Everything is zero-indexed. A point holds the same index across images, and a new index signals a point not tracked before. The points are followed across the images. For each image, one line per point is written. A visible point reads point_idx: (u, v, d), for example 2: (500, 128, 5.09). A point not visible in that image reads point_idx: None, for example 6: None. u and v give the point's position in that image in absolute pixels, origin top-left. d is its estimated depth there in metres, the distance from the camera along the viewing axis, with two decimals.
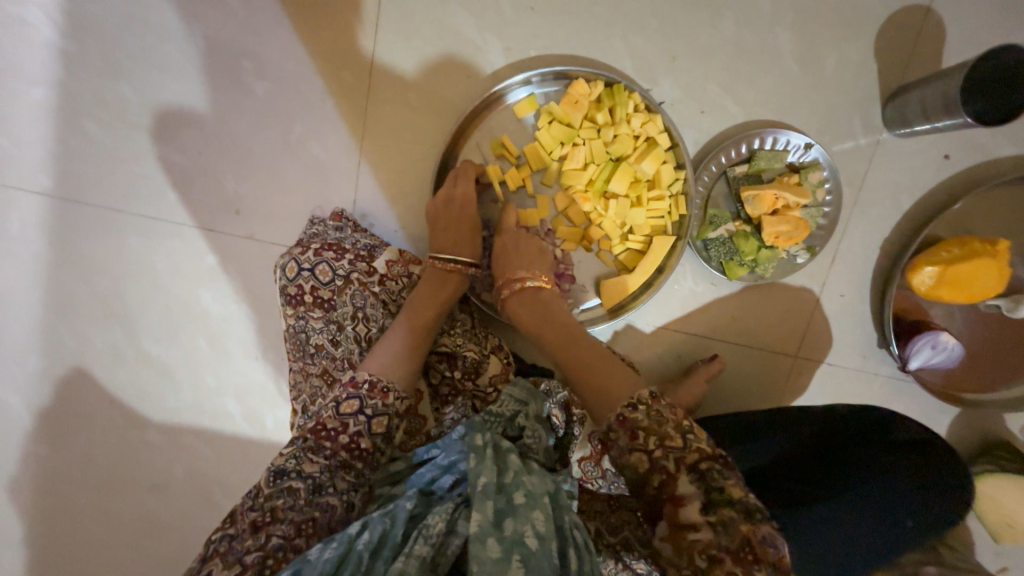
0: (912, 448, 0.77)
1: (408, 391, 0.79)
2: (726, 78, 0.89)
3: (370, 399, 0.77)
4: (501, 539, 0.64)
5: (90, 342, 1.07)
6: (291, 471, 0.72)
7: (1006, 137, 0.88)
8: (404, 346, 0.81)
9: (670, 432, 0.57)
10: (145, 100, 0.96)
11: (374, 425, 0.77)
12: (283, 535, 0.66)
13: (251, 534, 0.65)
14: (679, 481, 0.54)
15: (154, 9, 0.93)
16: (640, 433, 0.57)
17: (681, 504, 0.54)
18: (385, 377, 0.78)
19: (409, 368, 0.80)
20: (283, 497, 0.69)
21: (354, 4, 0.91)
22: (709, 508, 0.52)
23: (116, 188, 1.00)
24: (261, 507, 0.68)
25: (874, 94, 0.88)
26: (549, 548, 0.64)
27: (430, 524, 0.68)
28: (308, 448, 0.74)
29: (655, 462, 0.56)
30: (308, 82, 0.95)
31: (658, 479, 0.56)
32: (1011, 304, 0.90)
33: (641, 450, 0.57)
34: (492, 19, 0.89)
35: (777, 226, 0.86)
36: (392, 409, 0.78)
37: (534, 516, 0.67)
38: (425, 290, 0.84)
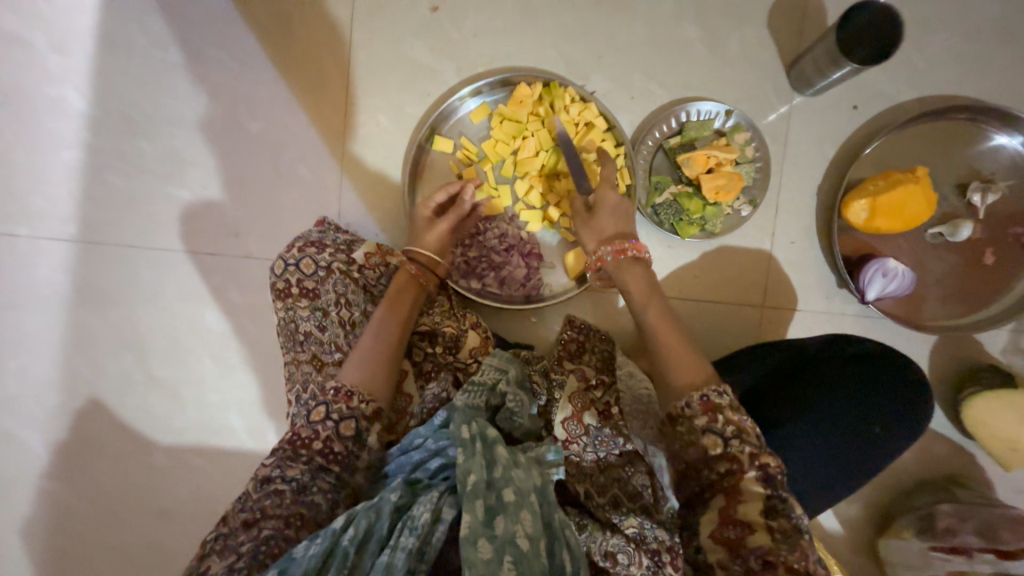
0: (871, 363, 0.79)
1: (374, 396, 0.84)
2: (648, 68, 1.03)
3: (335, 403, 0.82)
4: (492, 540, 0.67)
5: (105, 372, 1.16)
6: (274, 477, 0.77)
7: (904, 85, 0.99)
8: (370, 352, 0.86)
9: (748, 430, 0.69)
10: (156, 151, 1.12)
11: (342, 428, 0.81)
12: (274, 528, 0.72)
13: (244, 530, 0.73)
14: (747, 478, 0.68)
15: (165, 75, 1.12)
16: (721, 419, 0.70)
17: (742, 499, 0.67)
18: (348, 383, 0.83)
19: (376, 374, 0.85)
20: (270, 495, 0.75)
21: (329, 50, 1.09)
22: (769, 512, 0.67)
23: (132, 227, 1.14)
24: (250, 507, 0.75)
25: (779, 63, 1.01)
26: (538, 549, 0.69)
27: (416, 516, 0.70)
28: (285, 457, 0.79)
29: (726, 449, 0.69)
30: (295, 118, 1.11)
31: (724, 465, 0.70)
32: (950, 229, 0.95)
33: (716, 432, 0.70)
34: (443, 47, 1.06)
35: (715, 181, 0.95)
36: (358, 413, 0.82)
37: (523, 517, 0.69)
38: (393, 302, 0.91)
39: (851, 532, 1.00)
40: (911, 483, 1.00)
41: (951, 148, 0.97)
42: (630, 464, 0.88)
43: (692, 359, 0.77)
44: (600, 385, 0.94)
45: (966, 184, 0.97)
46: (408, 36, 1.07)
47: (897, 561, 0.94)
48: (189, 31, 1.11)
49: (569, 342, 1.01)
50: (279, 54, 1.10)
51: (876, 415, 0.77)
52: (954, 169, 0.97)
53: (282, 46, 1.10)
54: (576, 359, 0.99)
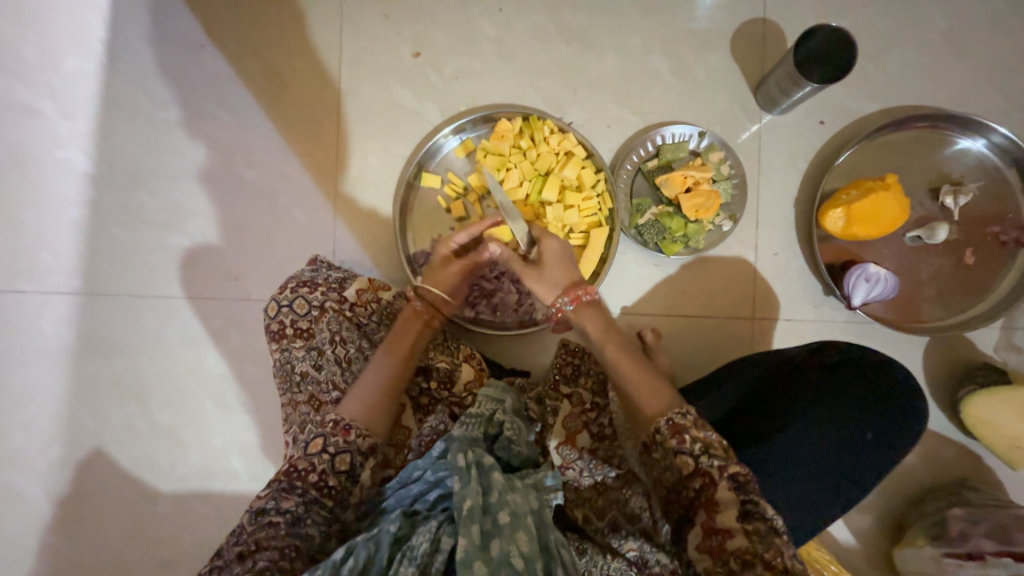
0: (848, 368, 0.80)
1: (370, 432, 0.84)
2: (622, 97, 1.08)
3: (332, 436, 0.82)
4: (488, 562, 0.69)
5: (108, 422, 1.17)
6: (269, 509, 0.78)
7: (867, 98, 1.04)
8: (372, 387, 0.88)
9: (714, 443, 0.73)
10: (158, 203, 1.17)
11: (337, 462, 0.82)
12: (269, 559, 0.73)
13: (238, 562, 0.73)
14: (717, 486, 0.71)
15: (166, 132, 1.18)
16: (689, 439, 0.74)
17: (717, 509, 0.70)
18: (347, 417, 0.84)
19: (376, 410, 0.86)
20: (265, 527, 0.77)
21: (319, 100, 1.15)
22: (744, 517, 0.69)
23: (135, 277, 1.17)
24: (244, 540, 0.76)
25: (745, 86, 1.07)
26: (532, 567, 0.71)
27: (414, 545, 0.74)
28: (279, 490, 0.79)
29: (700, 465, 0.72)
30: (289, 164, 1.16)
31: (698, 480, 0.72)
32: (927, 231, 0.97)
33: (687, 453, 0.74)
34: (427, 91, 1.13)
35: (694, 200, 0.98)
36: (354, 447, 0.83)
37: (518, 537, 0.73)
38: (397, 337, 0.93)
39: (865, 543, 0.98)
40: (921, 488, 0.99)
41: (919, 154, 1.01)
42: (628, 486, 0.87)
43: (651, 386, 0.82)
44: (595, 408, 0.97)
45: (938, 188, 1.00)
46: (394, 82, 1.13)
47: (913, 569, 0.92)
48: (188, 89, 1.18)
49: (565, 365, 1.03)
50: (272, 105, 1.16)
51: (861, 419, 0.76)
52: (925, 174, 1.00)
53: (276, 98, 1.16)
54: (573, 382, 1.00)
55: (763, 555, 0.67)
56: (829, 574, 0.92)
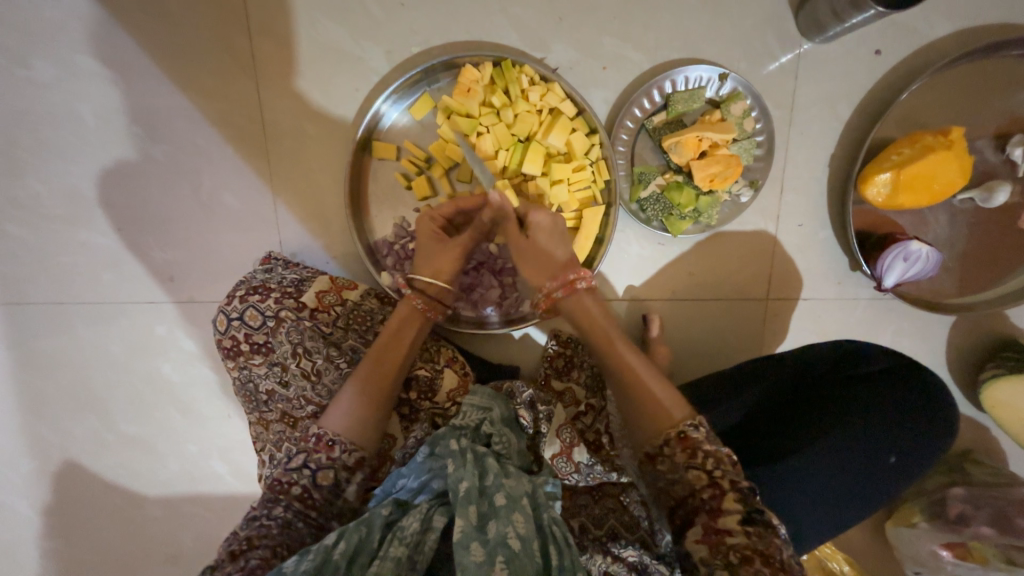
0: (880, 378, 0.72)
1: (359, 447, 0.72)
2: (622, 27, 0.83)
3: (314, 453, 0.70)
4: (484, 542, 0.62)
5: (72, 434, 1.09)
6: (261, 515, 0.67)
7: (936, 16, 0.81)
8: (358, 394, 0.74)
9: (726, 458, 0.61)
10: (56, 191, 0.96)
11: (320, 478, 0.70)
12: (262, 558, 0.62)
13: (229, 562, 0.61)
14: (726, 496, 0.58)
15: (38, 97, 0.92)
16: (700, 454, 0.61)
17: (720, 513, 0.58)
18: (330, 431, 0.71)
19: (364, 421, 0.73)
20: (255, 530, 0.65)
21: (230, 44, 0.89)
22: (746, 519, 0.57)
23: (54, 282, 1.00)
24: (236, 540, 0.64)
25: (782, 4, 0.82)
26: (531, 549, 0.64)
27: (404, 526, 0.67)
28: (266, 499, 0.69)
29: (710, 478, 0.60)
30: (204, 134, 0.92)
31: (708, 492, 0.59)
32: (983, 193, 0.81)
33: (699, 468, 0.61)
34: (368, 27, 0.87)
35: (708, 168, 0.79)
36: (338, 463, 0.71)
37: (515, 517, 0.66)
38: (387, 336, 0.78)
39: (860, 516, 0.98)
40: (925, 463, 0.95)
41: (990, 93, 0.80)
42: (626, 492, 0.83)
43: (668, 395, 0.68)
44: (591, 411, 0.90)
45: (1007, 136, 0.81)
46: (324, 17, 0.87)
47: (907, 550, 0.91)
48: (48, 37, 0.89)
49: (557, 358, 0.95)
50: (166, 55, 0.89)
51: (893, 437, 0.68)
52: (993, 119, 0.81)
53: (171, 43, 0.89)
54: (565, 377, 0.93)
55: (763, 551, 0.54)
56: (819, 552, 0.94)
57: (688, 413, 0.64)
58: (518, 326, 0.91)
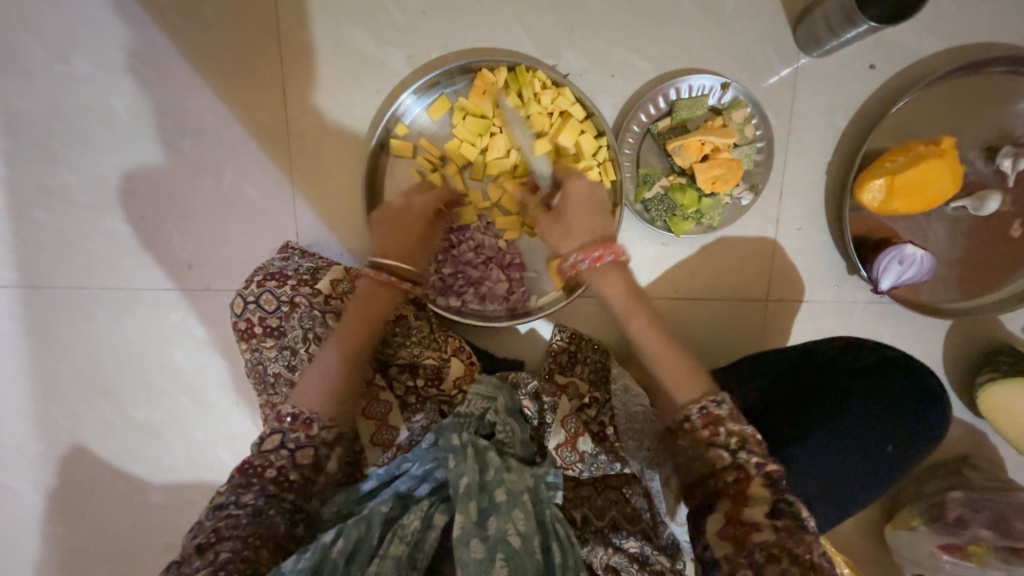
0: (879, 372, 0.75)
1: (338, 423, 0.73)
2: (630, 37, 0.88)
3: (291, 433, 0.70)
4: (484, 538, 0.64)
5: (81, 418, 1.10)
6: (228, 503, 0.66)
7: (927, 34, 0.86)
8: (331, 374, 0.74)
9: (752, 437, 0.63)
10: (85, 180, 1.00)
11: (299, 457, 0.70)
12: (232, 550, 0.61)
13: (198, 555, 0.62)
14: (752, 480, 0.59)
15: (75, 90, 0.97)
16: (723, 431, 0.63)
17: (747, 501, 0.59)
18: (306, 410, 0.72)
19: (339, 399, 0.74)
20: (222, 521, 0.65)
21: (259, 45, 0.94)
22: (773, 512, 0.57)
23: (76, 267, 1.04)
24: (205, 531, 0.64)
25: (781, 20, 0.87)
26: (531, 546, 0.65)
27: (406, 523, 0.68)
28: (237, 484, 0.67)
29: (735, 461, 0.61)
30: (230, 129, 0.97)
31: (731, 474, 0.61)
32: (976, 202, 0.85)
33: (721, 446, 0.62)
34: (391, 33, 0.92)
35: (710, 171, 0.83)
36: (318, 440, 0.71)
37: (515, 515, 0.67)
38: (357, 310, 0.79)
39: (858, 519, 0.98)
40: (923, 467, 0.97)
41: (979, 107, 0.85)
42: (628, 485, 0.84)
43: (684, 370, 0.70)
44: (594, 403, 0.91)
45: (996, 148, 0.85)
46: (349, 22, 0.92)
47: (905, 552, 0.91)
48: (89, 35, 0.95)
49: (561, 353, 0.97)
50: (199, 54, 0.95)
51: (885, 429, 0.71)
52: (982, 131, 0.85)
53: (204, 43, 0.94)
54: (568, 372, 0.96)
55: (791, 547, 0.55)
56: (819, 553, 0.94)
57: (708, 391, 0.67)
58: (524, 320, 0.93)
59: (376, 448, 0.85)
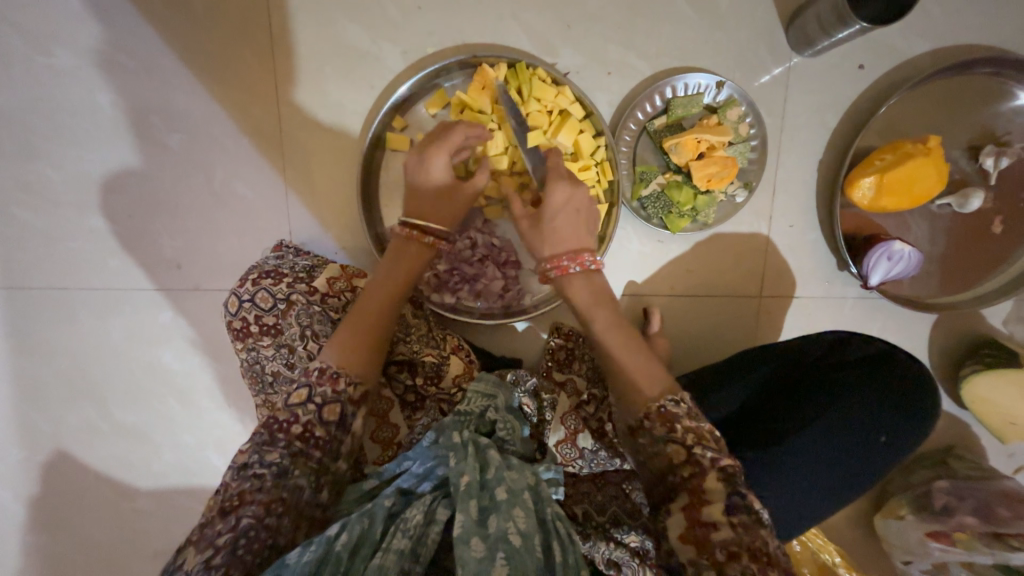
0: (871, 363, 0.77)
1: (365, 378, 0.71)
2: (625, 36, 0.89)
3: (319, 386, 0.67)
4: (485, 538, 0.62)
5: (64, 423, 1.07)
6: (253, 463, 0.64)
7: (914, 36, 0.88)
8: (357, 328, 0.73)
9: (708, 434, 0.62)
10: (68, 177, 0.97)
11: (326, 412, 0.67)
12: (253, 517, 0.61)
13: (221, 518, 0.61)
14: (707, 475, 0.59)
15: (57, 84, 0.94)
16: (679, 428, 0.63)
17: (705, 499, 0.58)
18: (334, 363, 0.69)
19: (365, 354, 0.72)
20: (248, 481, 0.63)
21: (250, 39, 0.92)
22: (730, 509, 0.57)
23: (58, 267, 1.00)
24: (229, 493, 0.63)
25: (774, 21, 0.88)
26: (532, 545, 0.64)
27: (408, 518, 0.67)
28: (261, 442, 0.65)
29: (690, 457, 0.61)
30: (219, 123, 0.95)
31: (687, 471, 0.61)
32: (959, 200, 0.88)
33: (676, 441, 0.62)
34: (386, 27, 0.91)
35: (707, 168, 0.84)
36: (345, 396, 0.69)
37: (516, 513, 0.66)
38: (384, 268, 0.79)
39: (849, 509, 1.01)
40: (910, 458, 0.99)
41: (963, 107, 0.87)
42: (627, 480, 0.86)
43: (643, 366, 0.70)
44: (592, 400, 0.91)
45: (979, 147, 0.88)
46: (343, 16, 0.91)
47: (895, 541, 0.94)
48: (71, 26, 0.92)
49: (558, 351, 0.97)
50: (188, 47, 0.93)
51: (877, 421, 0.73)
52: (965, 132, 0.88)
53: (193, 36, 0.92)
54: (566, 369, 0.95)
55: (748, 544, 0.56)
56: (813, 545, 0.97)
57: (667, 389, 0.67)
58: (520, 318, 0.94)
59: (376, 447, 0.86)
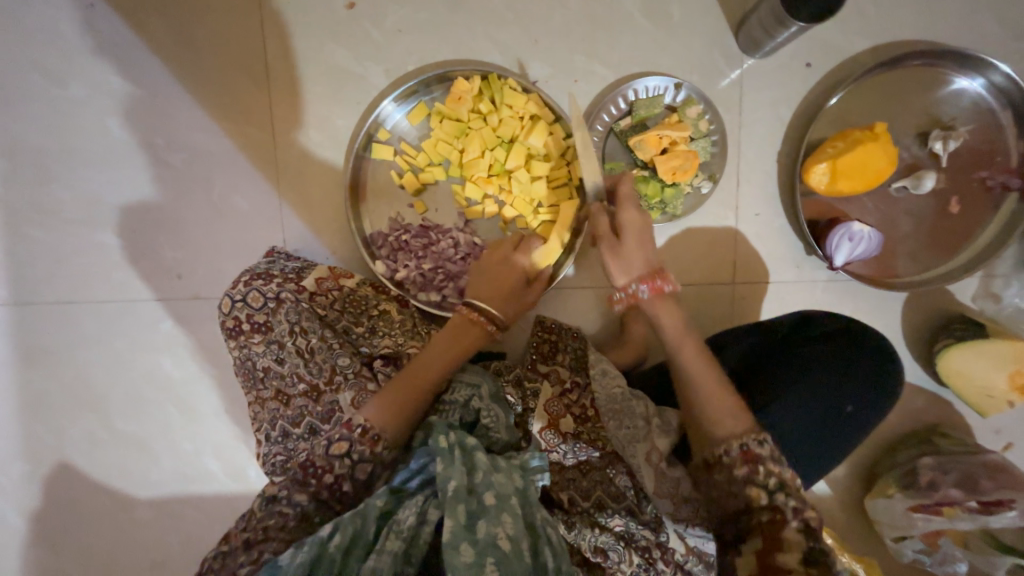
0: (837, 339, 0.80)
1: (397, 441, 0.79)
2: (588, 47, 0.97)
3: (359, 444, 0.76)
4: (474, 543, 0.64)
5: (67, 434, 1.10)
6: (281, 500, 0.74)
7: (855, 35, 0.95)
8: (410, 394, 0.79)
9: (791, 481, 0.65)
10: (78, 198, 1.04)
11: (359, 470, 0.77)
12: (274, 551, 0.69)
13: (244, 550, 0.69)
14: (787, 525, 0.62)
15: (71, 113, 1.02)
16: (762, 471, 0.65)
17: (781, 546, 0.61)
18: (376, 426, 0.77)
19: (408, 420, 0.79)
20: (273, 517, 0.73)
21: (247, 65, 1.01)
22: (808, 560, 0.60)
23: (66, 281, 1.06)
24: (252, 527, 0.72)
25: (724, 27, 0.96)
26: (521, 548, 0.66)
27: (400, 520, 0.68)
28: (294, 481, 0.76)
29: (771, 502, 0.64)
30: (219, 142, 1.03)
31: (767, 515, 0.63)
32: (913, 181, 0.92)
33: (758, 484, 0.65)
34: (370, 49, 0.99)
35: (669, 163, 0.90)
36: (377, 457, 0.78)
37: (504, 519, 0.68)
38: (447, 337, 0.83)
39: (839, 492, 1.01)
40: (896, 438, 1.00)
41: (908, 97, 0.93)
42: (611, 465, 0.85)
43: (729, 405, 0.70)
44: (575, 388, 0.93)
45: (927, 132, 0.93)
46: (331, 41, 1.00)
47: (884, 520, 0.94)
48: (85, 61, 1.01)
49: (541, 344, 0.99)
50: (191, 76, 1.01)
51: (841, 392, 0.76)
52: (913, 119, 0.93)
53: (195, 65, 1.01)
54: (550, 361, 0.97)
55: None
56: None
57: (750, 427, 0.67)
58: None
59: None
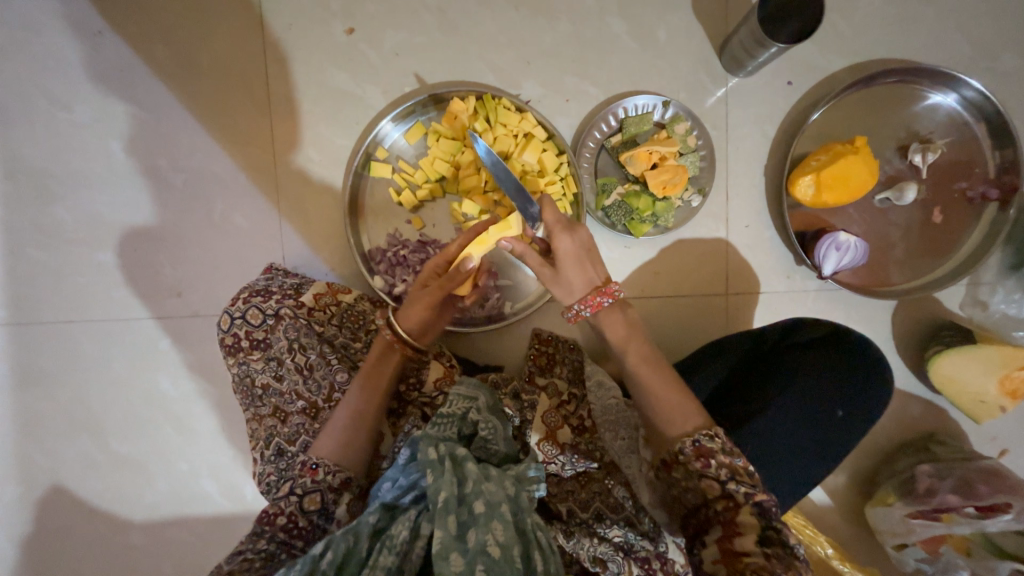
0: (826, 345, 0.81)
1: (345, 469, 0.77)
2: (579, 68, 1.01)
3: (300, 477, 0.76)
4: (464, 552, 0.64)
5: (61, 456, 1.09)
6: (246, 549, 0.71)
7: (833, 54, 0.99)
8: (344, 422, 0.79)
9: (741, 469, 0.66)
10: (80, 218, 1.06)
11: (307, 502, 0.75)
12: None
13: None
14: (742, 509, 0.63)
15: (75, 136, 1.05)
16: (714, 463, 0.67)
17: (738, 530, 0.63)
18: (315, 455, 0.77)
19: (348, 447, 0.78)
20: (238, 564, 0.68)
21: (248, 88, 1.04)
22: (763, 541, 0.61)
23: (65, 301, 1.07)
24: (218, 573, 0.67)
25: (708, 48, 1.00)
26: (512, 556, 0.65)
27: (394, 534, 0.68)
28: (253, 531, 0.73)
29: (724, 490, 0.65)
30: (220, 162, 1.05)
31: (721, 504, 0.65)
32: (896, 192, 0.95)
33: (711, 477, 0.66)
34: (368, 72, 1.03)
35: (660, 176, 0.92)
36: (325, 486, 0.76)
37: (494, 526, 0.67)
38: (372, 365, 0.82)
39: (839, 501, 1.01)
40: (893, 446, 1.01)
41: (887, 112, 0.97)
42: (610, 477, 0.86)
43: (679, 402, 0.74)
44: (573, 400, 0.94)
45: (907, 145, 0.97)
46: (331, 65, 1.03)
47: (884, 528, 0.94)
48: (91, 85, 1.04)
49: (539, 356, 1.00)
50: (194, 98, 1.04)
51: (834, 399, 0.77)
52: (892, 133, 0.97)
53: (198, 89, 1.04)
54: (548, 373, 0.97)
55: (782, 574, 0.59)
56: (803, 536, 0.96)
57: (701, 424, 0.70)
58: (501, 324, 0.99)
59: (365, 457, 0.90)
